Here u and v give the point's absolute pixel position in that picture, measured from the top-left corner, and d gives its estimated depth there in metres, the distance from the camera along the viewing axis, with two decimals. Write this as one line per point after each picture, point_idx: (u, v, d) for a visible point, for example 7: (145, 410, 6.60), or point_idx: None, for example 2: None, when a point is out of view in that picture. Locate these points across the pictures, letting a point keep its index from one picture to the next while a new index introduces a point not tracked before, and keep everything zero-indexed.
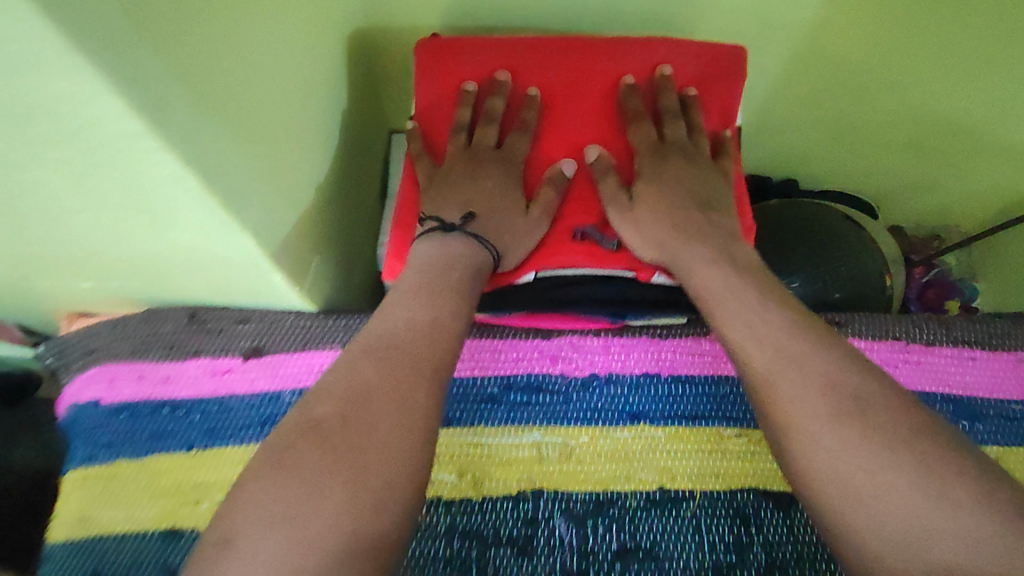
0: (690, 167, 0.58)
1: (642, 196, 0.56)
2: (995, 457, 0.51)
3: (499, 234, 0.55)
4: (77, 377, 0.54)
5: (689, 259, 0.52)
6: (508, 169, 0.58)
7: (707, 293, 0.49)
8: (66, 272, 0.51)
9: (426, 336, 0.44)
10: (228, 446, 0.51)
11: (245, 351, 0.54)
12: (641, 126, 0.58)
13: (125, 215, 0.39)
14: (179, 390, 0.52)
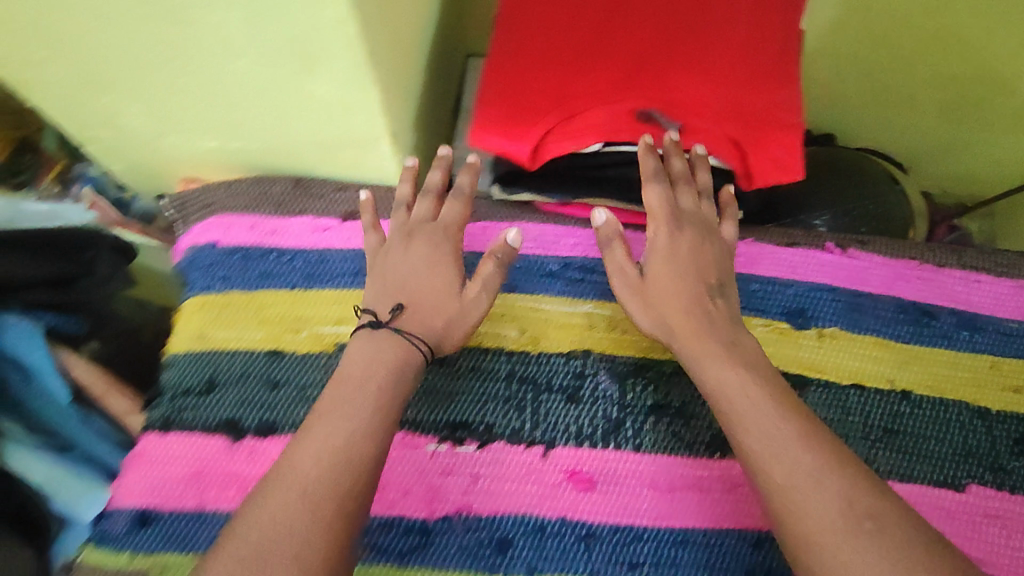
0: (694, 242, 0.54)
1: (653, 273, 0.53)
2: (988, 363, 0.59)
3: (428, 318, 0.53)
4: (198, 225, 0.63)
5: (700, 352, 0.49)
6: (439, 244, 0.56)
7: (723, 402, 0.46)
8: (197, 128, 0.60)
9: (340, 466, 0.42)
10: (326, 289, 0.59)
11: (342, 214, 0.62)
12: (652, 187, 0.54)
13: (279, 61, 0.48)
14: (285, 240, 0.61)
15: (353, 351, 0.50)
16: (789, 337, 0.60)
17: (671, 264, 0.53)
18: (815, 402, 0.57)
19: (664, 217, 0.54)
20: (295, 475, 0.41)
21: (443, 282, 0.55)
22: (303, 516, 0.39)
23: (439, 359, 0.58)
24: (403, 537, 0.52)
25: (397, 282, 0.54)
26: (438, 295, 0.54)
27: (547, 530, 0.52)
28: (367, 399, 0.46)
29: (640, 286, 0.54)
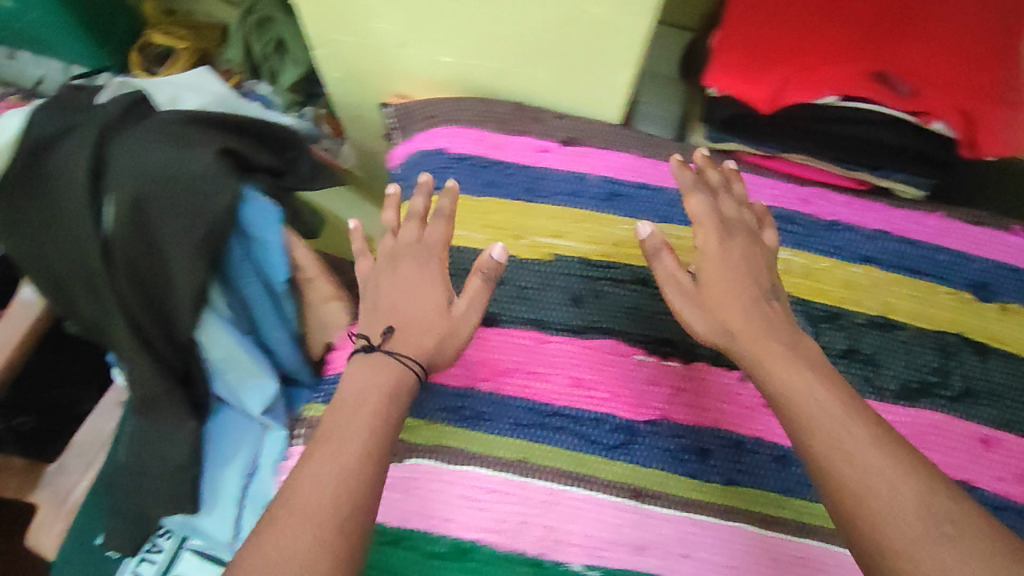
0: (739, 247, 0.51)
1: (705, 277, 0.49)
2: None
3: (418, 344, 0.50)
4: (422, 133, 0.68)
5: (763, 349, 0.44)
6: (427, 264, 0.55)
7: (809, 416, 0.39)
8: (443, 41, 0.64)
9: (336, 479, 0.39)
10: (544, 203, 0.63)
11: (562, 139, 0.66)
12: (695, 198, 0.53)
13: None
14: (509, 155, 0.65)
15: (351, 378, 0.47)
16: (974, 307, 0.62)
17: (723, 269, 0.49)
18: (998, 371, 0.59)
19: (711, 223, 0.52)
20: (298, 503, 0.38)
21: (437, 302, 0.52)
22: (303, 541, 0.37)
23: (646, 281, 0.61)
24: (611, 432, 0.56)
25: (389, 305, 0.52)
26: (432, 313, 0.52)
27: (743, 447, 0.56)
28: (361, 419, 0.43)
29: (696, 292, 0.50)
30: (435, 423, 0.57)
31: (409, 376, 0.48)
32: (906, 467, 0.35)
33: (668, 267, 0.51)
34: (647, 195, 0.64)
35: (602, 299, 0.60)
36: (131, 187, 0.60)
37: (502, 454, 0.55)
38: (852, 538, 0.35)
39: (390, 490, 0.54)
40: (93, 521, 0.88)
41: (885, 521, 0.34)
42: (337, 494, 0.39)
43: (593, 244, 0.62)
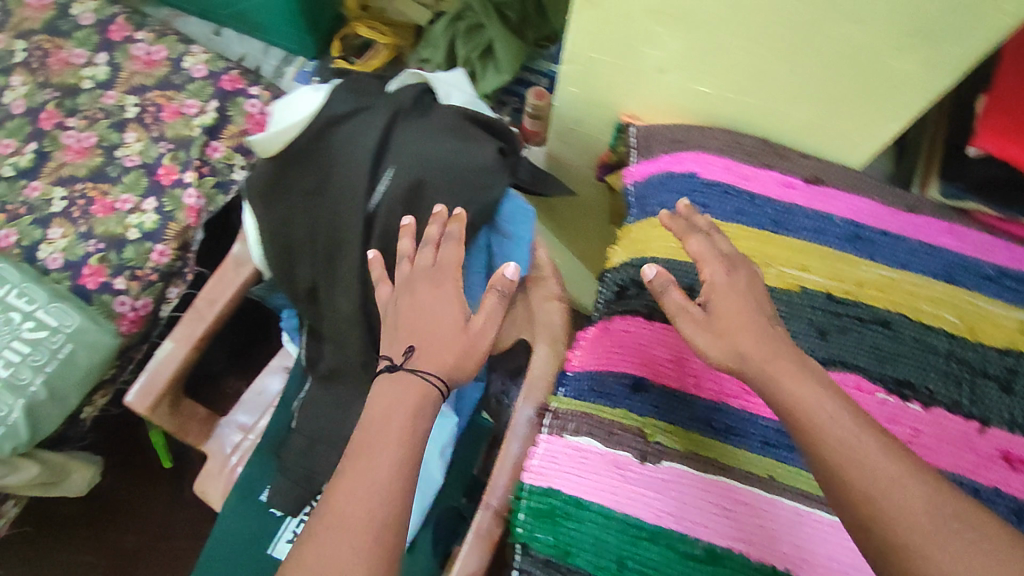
0: (733, 277, 0.55)
1: (716, 305, 0.53)
2: None
3: (442, 359, 0.59)
4: (668, 155, 0.71)
5: (773, 369, 0.49)
6: (440, 280, 0.63)
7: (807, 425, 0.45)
8: (710, 72, 0.67)
9: (370, 489, 0.50)
10: (790, 236, 0.67)
11: (807, 177, 0.69)
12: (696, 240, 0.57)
13: (893, 36, 0.56)
14: (758, 187, 0.68)
15: (380, 395, 0.57)
16: None
17: (732, 299, 0.53)
18: None
19: (715, 257, 0.56)
20: (334, 512, 0.50)
21: (457, 326, 0.60)
22: (345, 549, 0.48)
23: (888, 323, 0.64)
24: None
25: (408, 324, 0.61)
26: (444, 334, 0.60)
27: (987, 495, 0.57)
28: (389, 439, 0.53)
29: (705, 321, 0.53)
30: (686, 432, 0.59)
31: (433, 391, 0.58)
32: (907, 479, 0.41)
33: (673, 302, 0.55)
34: (887, 241, 0.67)
35: (845, 334, 0.64)
36: (413, 167, 0.67)
37: (756, 472, 0.58)
38: (877, 550, 0.41)
39: (645, 488, 0.57)
40: (262, 476, 0.93)
41: (902, 530, 0.40)
42: (367, 506, 0.50)
43: (836, 280, 0.66)
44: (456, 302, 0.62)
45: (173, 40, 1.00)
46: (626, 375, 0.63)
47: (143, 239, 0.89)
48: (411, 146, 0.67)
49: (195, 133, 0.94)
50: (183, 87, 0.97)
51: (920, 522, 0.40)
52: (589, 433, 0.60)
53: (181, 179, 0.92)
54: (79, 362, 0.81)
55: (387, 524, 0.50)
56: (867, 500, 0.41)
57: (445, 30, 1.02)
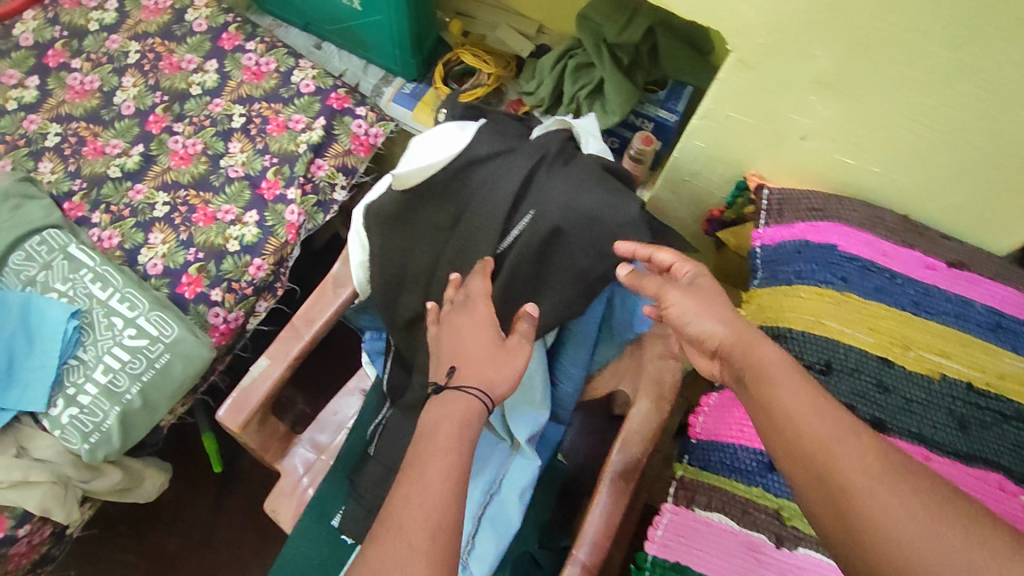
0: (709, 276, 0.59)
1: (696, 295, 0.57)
2: None
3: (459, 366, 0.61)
4: (804, 223, 0.71)
5: (750, 340, 0.53)
6: (473, 303, 0.64)
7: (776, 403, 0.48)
8: (862, 144, 0.66)
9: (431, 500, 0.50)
10: (931, 320, 0.65)
11: (950, 260, 0.68)
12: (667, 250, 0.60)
13: None
14: (899, 265, 0.67)
15: (433, 411, 0.58)
16: None
17: (711, 290, 0.57)
18: None
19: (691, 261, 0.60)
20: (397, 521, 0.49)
21: (496, 354, 0.61)
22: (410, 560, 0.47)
23: None
24: None
25: (450, 349, 0.62)
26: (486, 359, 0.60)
27: None
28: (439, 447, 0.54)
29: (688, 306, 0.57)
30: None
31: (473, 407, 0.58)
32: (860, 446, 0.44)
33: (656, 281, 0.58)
34: None
35: (987, 428, 0.61)
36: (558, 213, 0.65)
37: None
38: (823, 498, 0.44)
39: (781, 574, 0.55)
40: (334, 499, 0.89)
41: (845, 476, 0.43)
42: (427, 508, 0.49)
43: (978, 370, 0.63)
44: (489, 317, 0.63)
45: (282, 53, 1.00)
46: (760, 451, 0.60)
47: (242, 252, 0.89)
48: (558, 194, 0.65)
49: (300, 150, 0.94)
50: (290, 102, 0.97)
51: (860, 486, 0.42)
52: (721, 508, 0.60)
53: (284, 194, 0.92)
54: (174, 373, 0.80)
55: (449, 533, 0.49)
56: (825, 460, 0.44)
57: (553, 65, 1.02)
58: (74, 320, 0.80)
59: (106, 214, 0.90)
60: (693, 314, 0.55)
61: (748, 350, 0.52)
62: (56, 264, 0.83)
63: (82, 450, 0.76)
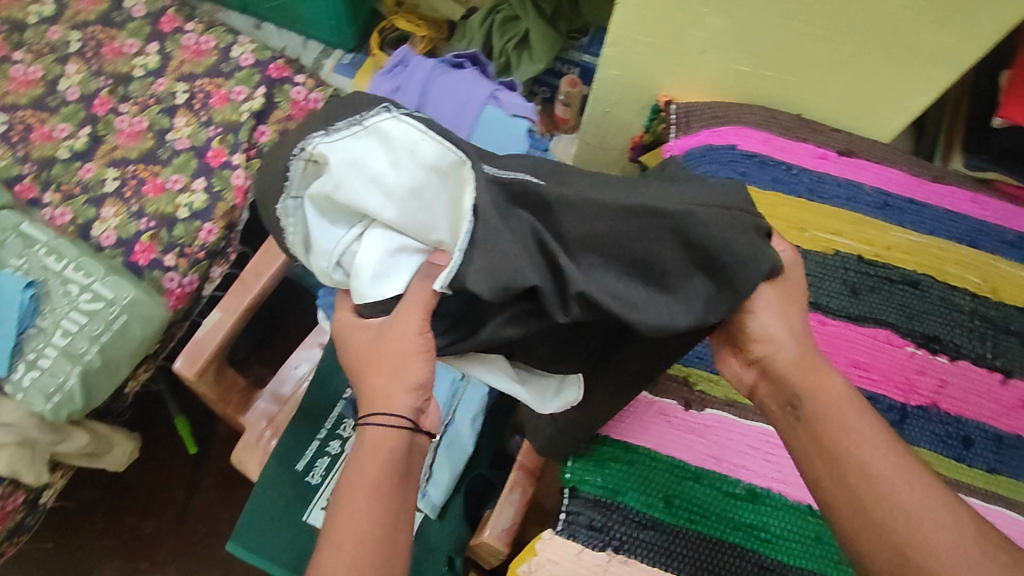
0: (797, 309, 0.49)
1: (792, 319, 0.48)
2: None
3: (376, 400, 0.54)
4: (706, 128, 0.76)
5: (812, 377, 0.47)
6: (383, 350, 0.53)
7: (833, 426, 0.45)
8: (751, 51, 0.73)
9: (371, 534, 0.49)
10: (823, 203, 0.71)
11: (839, 149, 0.74)
12: (759, 318, 0.48)
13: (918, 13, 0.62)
14: (793, 158, 0.73)
15: (363, 460, 0.52)
16: None
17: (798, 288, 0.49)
18: None
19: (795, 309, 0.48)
20: (350, 499, 0.50)
21: (399, 353, 0.52)
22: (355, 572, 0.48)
23: (917, 283, 0.67)
24: (887, 411, 0.63)
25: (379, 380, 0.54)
26: (384, 376, 0.53)
27: (1009, 441, 0.61)
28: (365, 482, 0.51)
29: (777, 296, 0.48)
30: None
31: (398, 435, 0.53)
32: (911, 469, 0.43)
33: (772, 321, 0.48)
34: (914, 208, 0.71)
35: (875, 292, 0.67)
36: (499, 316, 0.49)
37: None
38: (883, 556, 0.41)
39: (689, 431, 0.58)
40: (299, 443, 0.92)
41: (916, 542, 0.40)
42: (370, 532, 0.49)
43: (867, 244, 0.69)
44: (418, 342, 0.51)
45: (220, 31, 1.05)
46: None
47: (193, 217, 0.93)
48: (518, 355, 0.53)
49: (243, 118, 0.98)
50: (231, 75, 1.01)
51: (900, 481, 0.42)
52: None
53: (229, 161, 0.96)
54: (132, 333, 0.84)
55: (385, 480, 0.51)
56: (893, 498, 0.41)
57: (480, 23, 1.08)
58: (30, 291, 0.83)
59: (57, 193, 0.94)
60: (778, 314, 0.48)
61: (817, 376, 0.47)
62: (9, 241, 0.86)
63: (46, 409, 0.79)
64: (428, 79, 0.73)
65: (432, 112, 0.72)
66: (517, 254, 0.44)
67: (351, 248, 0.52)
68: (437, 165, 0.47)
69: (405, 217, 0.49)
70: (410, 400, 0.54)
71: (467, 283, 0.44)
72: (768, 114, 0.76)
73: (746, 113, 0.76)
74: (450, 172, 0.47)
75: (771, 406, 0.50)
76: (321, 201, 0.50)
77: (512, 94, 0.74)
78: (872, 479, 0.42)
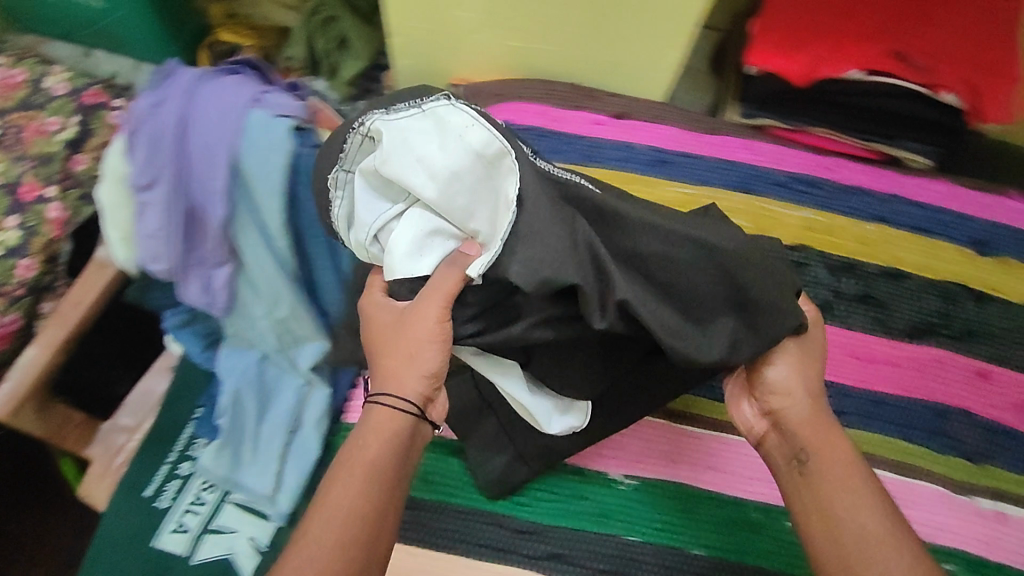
0: (792, 352, 0.52)
1: (789, 358, 0.52)
2: None
3: (405, 384, 0.53)
4: (489, 107, 0.77)
5: (820, 434, 0.50)
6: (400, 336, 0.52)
7: (818, 469, 0.48)
8: (514, 26, 0.73)
9: (342, 516, 0.48)
10: (597, 167, 0.72)
11: (615, 112, 0.74)
12: (774, 367, 0.52)
13: None
14: (568, 127, 0.74)
15: (372, 436, 0.52)
16: (965, 261, 0.71)
17: (815, 342, 0.53)
18: None
19: (805, 352, 0.52)
20: (355, 464, 0.50)
21: (412, 345, 0.51)
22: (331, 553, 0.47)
23: None
24: None
25: (401, 362, 0.53)
26: (401, 362, 0.53)
27: None
28: (366, 458, 0.51)
29: (795, 348, 0.52)
30: None
31: (404, 421, 0.53)
32: (875, 505, 0.45)
33: (813, 376, 0.52)
34: (688, 161, 0.73)
35: None
36: (539, 307, 0.49)
37: None
38: None
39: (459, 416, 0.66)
40: (148, 470, 0.93)
41: None
42: (352, 509, 0.48)
43: None
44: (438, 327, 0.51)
45: (31, 63, 1.02)
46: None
47: (6, 255, 0.90)
48: (540, 354, 0.53)
49: (55, 149, 0.95)
50: (42, 106, 0.98)
51: (880, 532, 0.44)
52: None
53: (44, 194, 0.93)
54: None
55: (382, 469, 0.51)
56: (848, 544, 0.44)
57: (301, 24, 1.08)
58: None
59: None
60: (787, 366, 0.52)
61: (819, 428, 0.50)
62: None
63: None
64: (190, 88, 0.72)
65: (197, 121, 0.71)
66: (568, 258, 0.46)
67: (389, 226, 0.52)
68: (484, 150, 0.48)
69: (450, 200, 0.49)
70: (421, 386, 0.53)
71: (509, 272, 0.46)
72: (546, 87, 0.76)
73: (524, 87, 0.77)
74: (495, 160, 0.49)
75: (772, 454, 0.52)
76: (371, 176, 0.51)
77: (277, 95, 0.73)
78: (839, 525, 0.45)
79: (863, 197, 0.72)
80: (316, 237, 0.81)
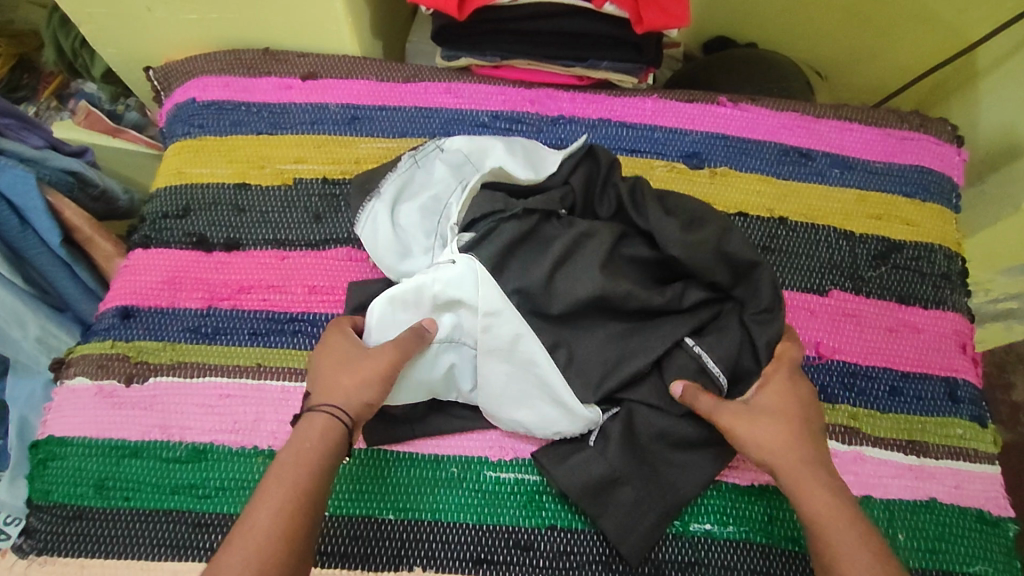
0: (783, 400, 0.54)
1: (761, 406, 0.54)
2: (846, 195, 0.71)
3: (334, 393, 0.52)
4: (180, 88, 0.73)
5: (801, 475, 0.51)
6: (360, 361, 0.54)
7: (833, 517, 0.48)
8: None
9: (270, 525, 0.45)
10: (287, 134, 0.70)
11: (304, 75, 0.72)
12: (723, 404, 0.54)
13: None
14: (254, 96, 0.71)
15: (302, 437, 0.50)
16: (679, 176, 0.70)
17: (775, 394, 0.55)
18: (948, 287, 0.69)
19: (793, 402, 0.54)
20: (284, 484, 0.47)
21: (366, 368, 0.53)
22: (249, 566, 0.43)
23: None
24: None
25: (349, 379, 0.53)
26: (340, 372, 0.53)
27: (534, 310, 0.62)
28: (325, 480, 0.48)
29: (743, 409, 0.54)
30: (175, 342, 0.62)
31: (340, 438, 0.51)
32: (869, 541, 0.47)
33: (733, 409, 0.54)
34: (384, 114, 0.71)
35: (336, 212, 0.66)
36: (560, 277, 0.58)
37: (240, 362, 0.61)
38: None
39: (134, 407, 0.60)
40: None
41: None
42: (272, 526, 0.45)
43: (332, 165, 0.69)
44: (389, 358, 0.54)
45: None
46: (114, 308, 0.64)
47: None
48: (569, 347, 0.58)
49: None
50: None
51: (862, 564, 0.46)
52: (82, 372, 0.61)
53: None
54: None
55: (318, 485, 0.48)
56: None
57: (46, 24, 1.01)
58: None
59: None
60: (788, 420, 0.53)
61: (805, 477, 0.51)
62: None
63: None
64: None
65: None
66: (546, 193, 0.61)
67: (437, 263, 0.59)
68: (472, 157, 0.64)
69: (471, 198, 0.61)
70: (363, 416, 0.52)
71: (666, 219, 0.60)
72: (235, 57, 0.73)
73: (212, 60, 0.73)
74: (481, 160, 0.64)
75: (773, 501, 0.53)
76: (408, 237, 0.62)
77: None
78: (860, 565, 0.46)
79: (569, 126, 0.71)
80: (39, 252, 0.75)
